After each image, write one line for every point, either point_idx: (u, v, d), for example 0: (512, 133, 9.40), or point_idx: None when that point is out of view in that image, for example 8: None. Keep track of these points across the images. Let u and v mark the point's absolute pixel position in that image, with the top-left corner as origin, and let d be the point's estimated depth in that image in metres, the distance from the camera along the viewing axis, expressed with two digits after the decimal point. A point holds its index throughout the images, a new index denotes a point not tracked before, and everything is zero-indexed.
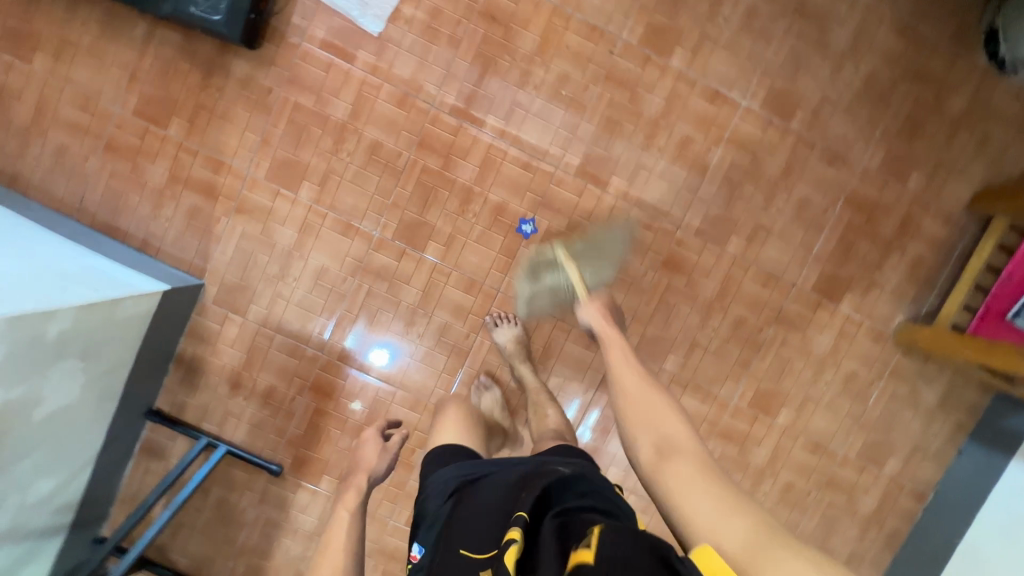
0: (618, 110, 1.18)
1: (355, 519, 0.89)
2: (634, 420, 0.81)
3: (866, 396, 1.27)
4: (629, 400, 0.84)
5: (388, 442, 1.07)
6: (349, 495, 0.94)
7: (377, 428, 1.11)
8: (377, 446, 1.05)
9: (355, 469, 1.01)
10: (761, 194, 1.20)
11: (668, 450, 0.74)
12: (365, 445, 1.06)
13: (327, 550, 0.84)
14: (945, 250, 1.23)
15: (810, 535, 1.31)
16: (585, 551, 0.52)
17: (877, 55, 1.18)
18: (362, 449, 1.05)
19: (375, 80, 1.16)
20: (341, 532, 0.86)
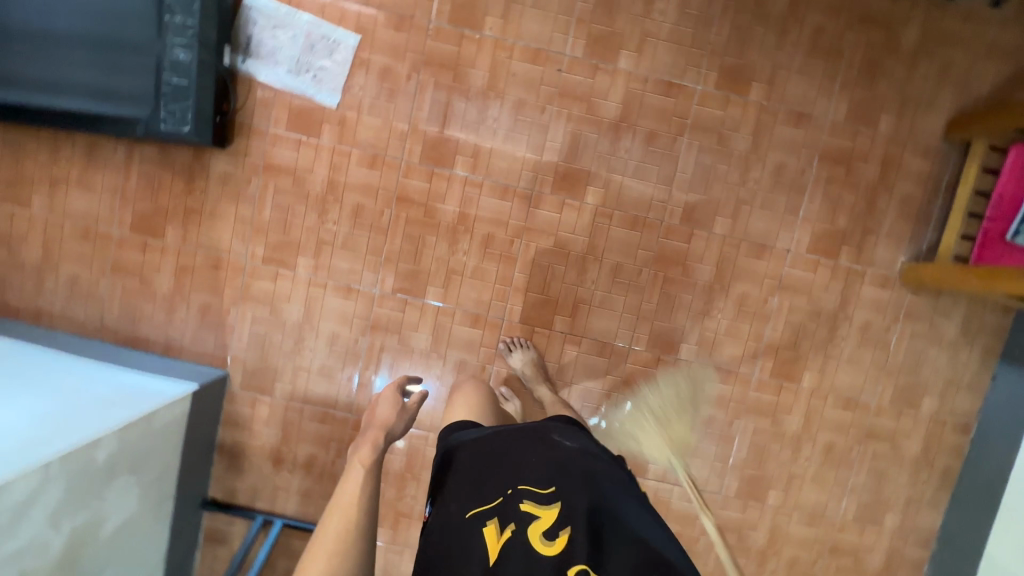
0: (578, 123, 1.20)
1: (369, 476, 0.79)
2: None
3: (886, 342, 1.27)
4: None
5: (408, 401, 0.95)
6: (363, 450, 0.83)
7: (396, 384, 0.99)
8: (401, 408, 0.92)
9: (368, 427, 0.88)
10: (735, 170, 1.22)
11: None
12: (380, 404, 0.94)
13: (337, 507, 0.75)
14: (931, 183, 1.22)
15: (862, 489, 1.31)
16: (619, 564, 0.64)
17: (819, 10, 1.18)
18: (375, 407, 0.93)
19: (344, 149, 1.21)
20: (354, 486, 0.77)
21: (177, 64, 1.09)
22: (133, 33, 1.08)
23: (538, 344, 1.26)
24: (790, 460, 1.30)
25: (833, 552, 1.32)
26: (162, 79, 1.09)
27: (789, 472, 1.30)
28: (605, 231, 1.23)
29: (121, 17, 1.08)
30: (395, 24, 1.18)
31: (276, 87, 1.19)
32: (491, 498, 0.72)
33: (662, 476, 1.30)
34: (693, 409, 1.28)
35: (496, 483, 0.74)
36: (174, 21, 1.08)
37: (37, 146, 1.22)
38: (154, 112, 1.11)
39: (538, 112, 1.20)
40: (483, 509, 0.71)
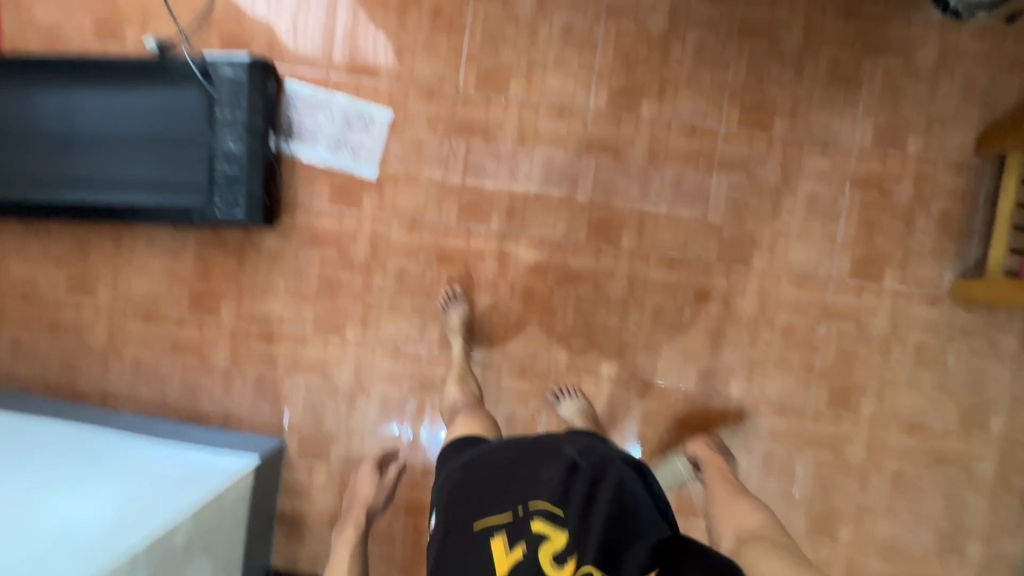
0: (607, 172, 1.24)
1: (355, 553, 1.03)
2: (725, 518, 0.91)
3: (944, 361, 1.24)
4: (721, 516, 0.91)
5: (386, 475, 1.17)
6: (348, 529, 1.07)
7: (371, 460, 1.19)
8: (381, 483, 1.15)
9: (353, 503, 1.12)
10: (767, 204, 1.23)
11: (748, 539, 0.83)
12: (361, 479, 1.16)
13: None
14: (968, 198, 1.22)
15: (938, 518, 1.25)
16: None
17: (833, 43, 1.21)
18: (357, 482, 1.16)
19: (384, 216, 1.26)
20: (342, 564, 1.01)
21: (229, 154, 1.17)
22: (187, 130, 1.17)
23: (586, 391, 1.26)
24: (858, 492, 1.25)
25: None
26: (215, 169, 1.17)
27: (858, 505, 1.26)
28: (644, 274, 1.25)
29: (176, 116, 1.17)
30: (425, 95, 1.25)
31: (316, 165, 1.26)
32: (500, 512, 0.75)
33: None
34: (750, 445, 1.26)
35: (504, 501, 0.75)
36: (224, 116, 1.16)
37: (102, 239, 1.30)
38: (209, 199, 1.18)
39: (567, 164, 1.24)
40: (492, 522, 0.74)
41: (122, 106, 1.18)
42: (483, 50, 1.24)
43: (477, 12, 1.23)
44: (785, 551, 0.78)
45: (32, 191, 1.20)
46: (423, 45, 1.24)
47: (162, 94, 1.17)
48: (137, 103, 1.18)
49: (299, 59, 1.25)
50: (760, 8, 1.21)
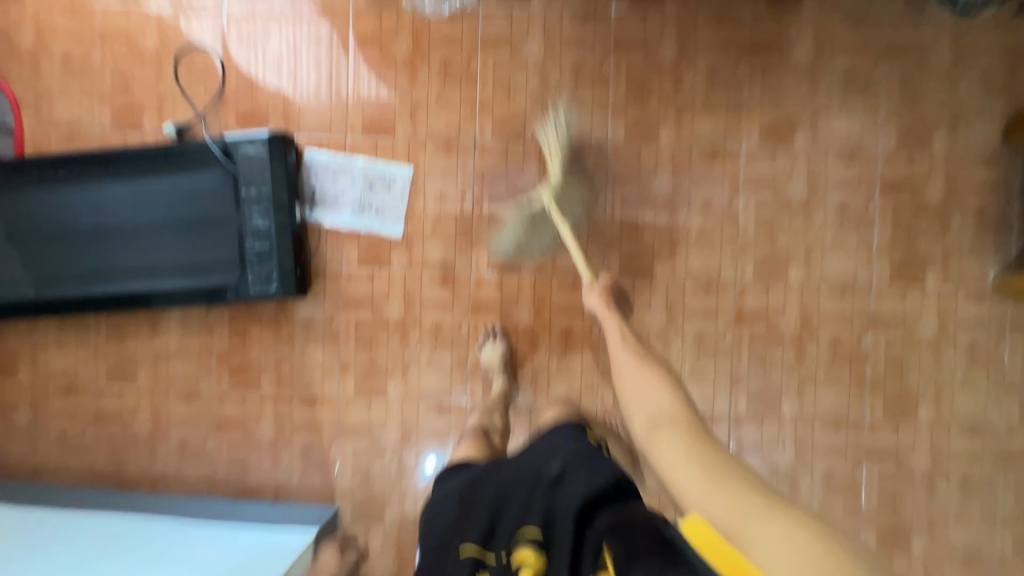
0: (632, 204, 1.24)
1: None
2: (633, 401, 0.91)
3: (999, 358, 1.21)
4: (627, 381, 0.95)
5: (347, 553, 1.20)
6: None
7: (332, 541, 1.22)
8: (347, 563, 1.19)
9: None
10: (797, 218, 1.22)
11: (659, 420, 0.83)
12: (323, 553, 1.18)
13: None
14: (1002, 191, 1.20)
15: (1014, 518, 1.21)
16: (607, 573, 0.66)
17: (845, 51, 1.21)
18: (319, 557, 1.18)
19: (415, 272, 1.26)
20: None
21: (258, 230, 1.18)
22: (213, 211, 1.18)
23: None
24: (927, 501, 1.22)
25: None
26: (246, 246, 1.18)
27: (929, 515, 1.22)
28: (681, 301, 1.23)
29: (201, 198, 1.18)
30: (443, 148, 1.25)
31: (342, 229, 1.26)
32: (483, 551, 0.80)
33: None
34: (809, 463, 1.23)
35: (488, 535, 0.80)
36: (250, 193, 1.18)
37: (138, 325, 1.31)
38: (242, 276, 1.19)
39: (591, 201, 1.24)
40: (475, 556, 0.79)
41: (148, 194, 1.19)
42: (495, 97, 1.24)
43: (486, 61, 1.24)
44: (691, 435, 0.79)
45: (68, 287, 1.22)
46: (435, 99, 1.25)
47: (185, 178, 1.18)
48: (162, 189, 1.19)
49: (315, 126, 1.27)
50: (767, 26, 1.21)
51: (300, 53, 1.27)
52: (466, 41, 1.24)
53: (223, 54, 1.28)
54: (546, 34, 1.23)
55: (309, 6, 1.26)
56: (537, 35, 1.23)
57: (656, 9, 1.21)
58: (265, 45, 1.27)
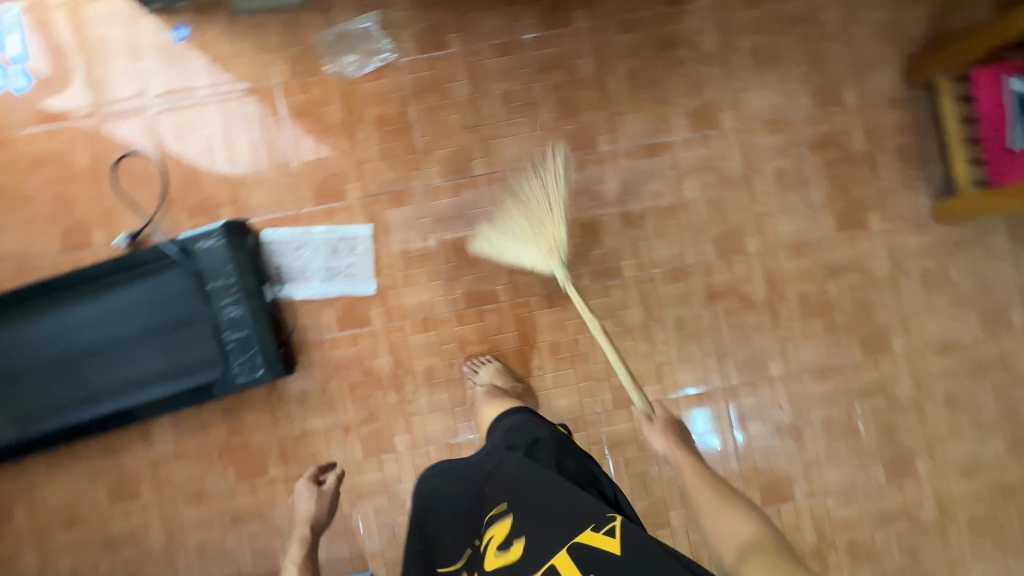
0: (588, 212, 1.29)
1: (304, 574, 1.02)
2: (715, 530, 0.87)
3: (951, 278, 1.30)
4: (707, 513, 0.90)
5: (324, 486, 1.14)
6: (294, 549, 1.06)
7: (308, 475, 1.15)
8: (327, 500, 1.12)
9: (296, 525, 1.09)
10: (742, 192, 1.29)
11: (744, 551, 0.79)
12: (300, 499, 1.11)
13: None
14: (916, 127, 1.30)
15: (1000, 421, 1.30)
16: (614, 541, 0.73)
17: (747, 31, 1.29)
18: (297, 501, 1.12)
19: (396, 324, 1.28)
20: None
21: (232, 320, 1.18)
22: (183, 311, 1.18)
23: (639, 421, 1.29)
24: (920, 425, 1.30)
25: (1005, 492, 1.30)
26: (224, 338, 1.18)
27: (925, 437, 1.29)
28: (654, 294, 1.28)
29: (168, 301, 1.18)
30: (397, 199, 1.28)
31: (315, 298, 1.28)
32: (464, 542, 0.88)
33: (808, 490, 1.29)
34: (807, 416, 1.29)
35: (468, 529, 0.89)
36: (217, 286, 1.18)
37: (130, 440, 1.28)
38: (227, 369, 1.18)
39: None
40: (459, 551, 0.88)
41: (112, 309, 1.18)
42: (435, 141, 1.28)
43: (419, 109, 1.28)
44: (776, 563, 0.75)
45: (50, 421, 1.19)
46: (378, 155, 1.28)
47: (148, 285, 1.18)
48: (126, 301, 1.18)
49: (267, 206, 1.28)
50: (672, 23, 1.28)
51: (236, 139, 1.28)
52: (395, 94, 1.28)
53: (160, 156, 1.28)
54: (470, 72, 1.28)
55: (235, 92, 1.28)
56: (462, 75, 1.28)
57: (567, 29, 1.28)
58: (200, 138, 1.28)
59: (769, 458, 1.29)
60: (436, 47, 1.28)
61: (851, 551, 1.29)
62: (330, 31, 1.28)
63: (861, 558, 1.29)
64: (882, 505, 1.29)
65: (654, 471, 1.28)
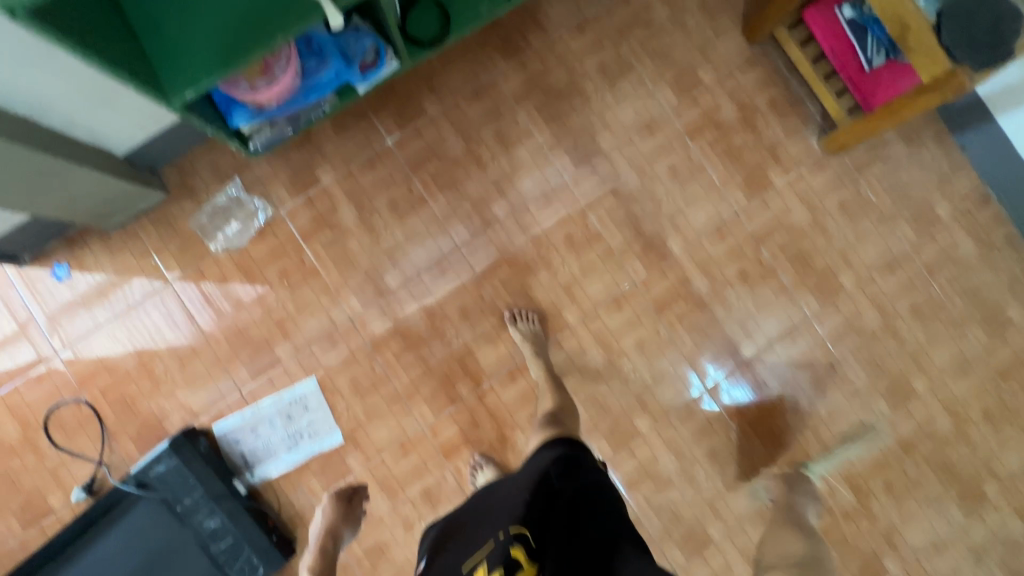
0: (513, 279, 1.28)
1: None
2: None
3: (869, 200, 1.31)
4: None
5: (352, 505, 1.20)
6: (314, 559, 1.11)
7: (337, 492, 1.20)
8: (341, 508, 1.18)
9: (320, 532, 1.15)
10: (646, 201, 1.29)
11: None
12: (327, 510, 1.17)
13: None
14: (778, 77, 1.32)
15: (970, 311, 1.31)
16: None
17: (588, 54, 1.31)
18: (325, 510, 1.17)
19: (376, 460, 1.25)
20: None
21: (214, 531, 1.14)
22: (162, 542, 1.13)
23: (643, 455, 1.27)
24: (902, 346, 1.30)
25: (1003, 375, 1.30)
26: (212, 551, 1.14)
27: (910, 355, 1.30)
28: (606, 329, 1.28)
29: (143, 538, 1.13)
30: (329, 342, 1.26)
31: (290, 468, 1.24)
32: (487, 543, 0.73)
33: (825, 450, 1.28)
34: (794, 381, 1.29)
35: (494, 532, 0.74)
36: (187, 504, 1.14)
37: None
38: None
39: (480, 301, 1.27)
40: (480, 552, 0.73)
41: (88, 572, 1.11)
42: (343, 274, 1.26)
43: (316, 250, 1.27)
44: None
45: None
46: (294, 308, 1.26)
47: (118, 531, 1.13)
48: (101, 556, 1.12)
49: (208, 400, 1.25)
50: (517, 75, 1.30)
51: (154, 349, 1.25)
52: (288, 245, 1.27)
53: (86, 395, 1.24)
54: (350, 197, 1.27)
55: (137, 304, 1.26)
56: (344, 202, 1.27)
57: (423, 119, 1.28)
58: (118, 363, 1.25)
59: (777, 436, 1.28)
60: (309, 186, 1.27)
61: (889, 490, 1.28)
62: (202, 211, 1.26)
63: (902, 494, 1.28)
64: (899, 435, 1.29)
65: (677, 495, 1.26)
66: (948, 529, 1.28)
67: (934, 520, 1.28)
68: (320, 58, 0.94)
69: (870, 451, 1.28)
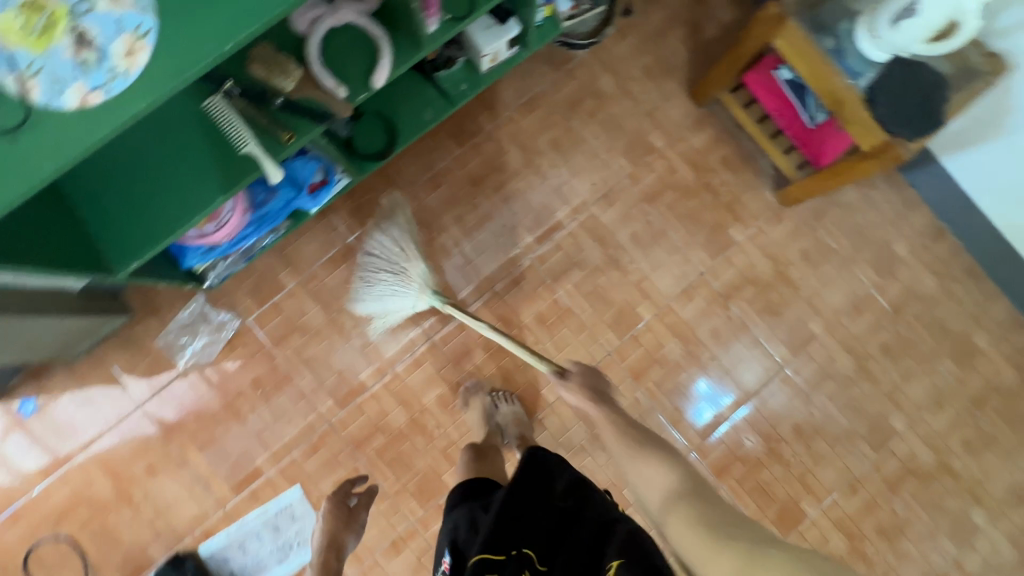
0: (489, 363, 1.28)
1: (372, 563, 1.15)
2: None
3: (830, 246, 1.33)
4: None
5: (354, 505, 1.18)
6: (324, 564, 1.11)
7: (336, 495, 1.17)
8: (340, 515, 1.15)
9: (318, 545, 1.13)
10: (612, 271, 1.30)
11: None
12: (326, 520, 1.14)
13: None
14: (727, 136, 1.34)
15: (939, 345, 1.33)
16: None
17: (539, 131, 1.32)
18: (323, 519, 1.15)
19: (369, 562, 1.23)
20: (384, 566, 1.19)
21: None
22: None
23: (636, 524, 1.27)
24: (876, 385, 1.32)
25: (978, 404, 1.33)
26: None
27: (885, 394, 1.32)
28: None
29: None
30: (309, 447, 1.24)
31: None
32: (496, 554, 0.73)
33: (815, 497, 1.29)
34: (777, 432, 1.30)
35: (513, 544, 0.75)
36: None
37: None
38: None
39: (457, 389, 1.27)
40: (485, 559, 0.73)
41: None
42: (317, 378, 1.25)
43: (288, 355, 1.25)
44: None
45: None
46: (271, 417, 1.24)
47: None
48: None
49: (191, 521, 1.22)
50: (471, 160, 1.30)
51: (131, 474, 1.22)
52: (259, 353, 1.25)
53: (65, 531, 1.21)
54: (317, 299, 1.27)
55: (111, 432, 1.23)
56: (311, 304, 1.26)
57: (382, 214, 1.29)
58: (96, 492, 1.22)
59: (766, 489, 1.29)
60: (274, 292, 1.26)
61: (881, 530, 1.29)
62: (169, 328, 1.25)
63: (894, 534, 1.29)
64: (884, 474, 1.30)
65: None
66: (943, 563, 1.29)
67: (929, 556, 1.29)
68: (269, 188, 0.95)
69: (859, 493, 1.29)
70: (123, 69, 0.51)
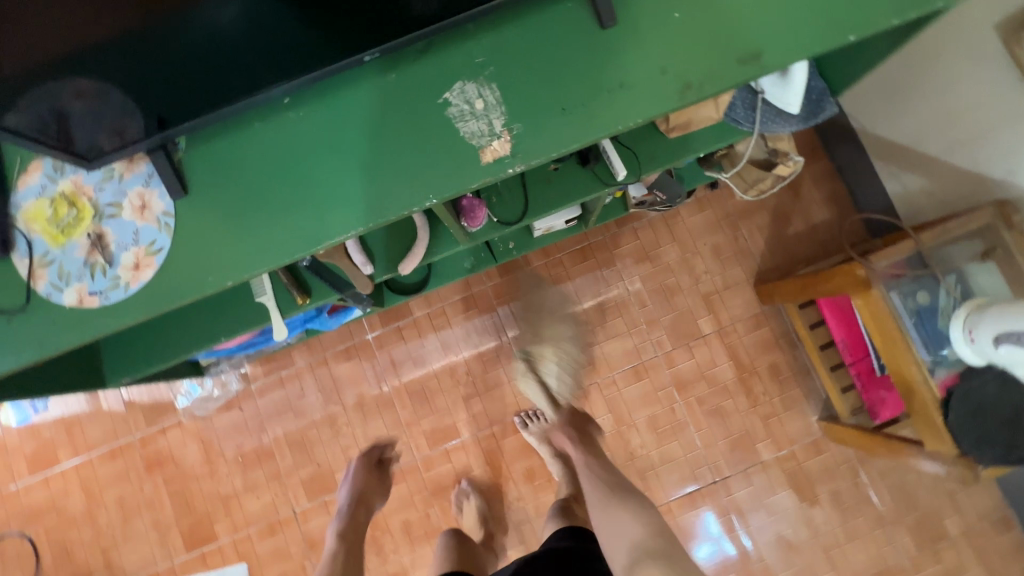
0: (463, 505, 1.22)
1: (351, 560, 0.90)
2: None
3: (867, 499, 1.18)
4: None
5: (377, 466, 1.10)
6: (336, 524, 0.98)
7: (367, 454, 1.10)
8: (372, 474, 1.08)
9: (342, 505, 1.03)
10: (618, 449, 1.21)
11: None
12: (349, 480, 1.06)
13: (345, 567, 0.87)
14: (784, 344, 1.22)
15: None
16: None
17: (585, 281, 1.26)
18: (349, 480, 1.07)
19: None
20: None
21: None
22: None
23: None
24: None
25: None
26: None
27: None
28: None
29: None
30: (268, 531, 1.23)
31: None
32: None
33: None
34: None
35: None
36: None
37: None
38: None
39: (426, 520, 1.22)
40: None
41: None
42: (296, 463, 1.25)
43: (276, 432, 1.25)
44: None
45: None
46: (242, 487, 1.25)
47: None
48: None
49: (138, 564, 1.24)
50: (508, 292, 1.26)
51: (103, 498, 1.26)
52: (250, 422, 1.26)
53: (30, 531, 1.26)
54: (320, 385, 1.26)
55: (99, 453, 1.27)
56: (312, 389, 1.26)
57: (406, 319, 1.27)
58: (68, 505, 1.26)
59: None
60: (283, 365, 1.26)
61: None
62: None
63: None
64: None
65: None
66: None
67: None
68: None
69: None
70: (124, 281, 0.51)
